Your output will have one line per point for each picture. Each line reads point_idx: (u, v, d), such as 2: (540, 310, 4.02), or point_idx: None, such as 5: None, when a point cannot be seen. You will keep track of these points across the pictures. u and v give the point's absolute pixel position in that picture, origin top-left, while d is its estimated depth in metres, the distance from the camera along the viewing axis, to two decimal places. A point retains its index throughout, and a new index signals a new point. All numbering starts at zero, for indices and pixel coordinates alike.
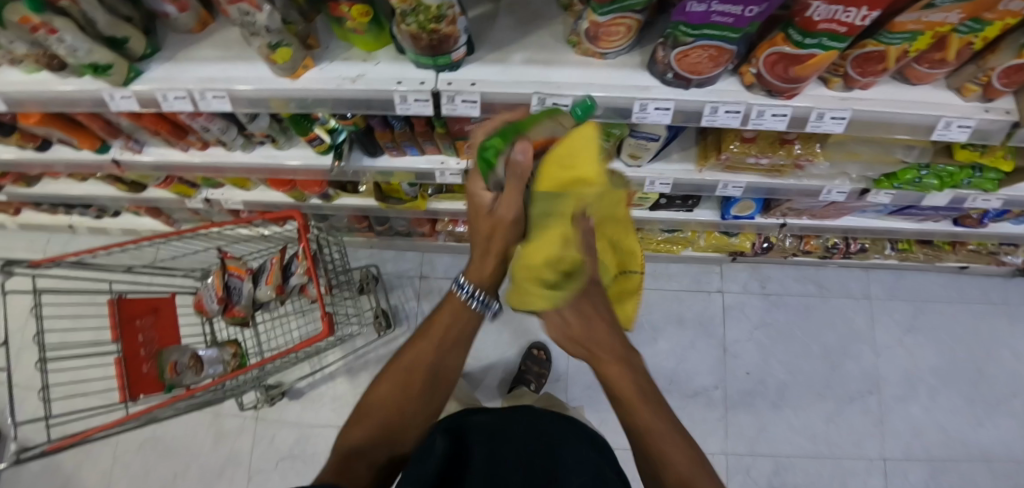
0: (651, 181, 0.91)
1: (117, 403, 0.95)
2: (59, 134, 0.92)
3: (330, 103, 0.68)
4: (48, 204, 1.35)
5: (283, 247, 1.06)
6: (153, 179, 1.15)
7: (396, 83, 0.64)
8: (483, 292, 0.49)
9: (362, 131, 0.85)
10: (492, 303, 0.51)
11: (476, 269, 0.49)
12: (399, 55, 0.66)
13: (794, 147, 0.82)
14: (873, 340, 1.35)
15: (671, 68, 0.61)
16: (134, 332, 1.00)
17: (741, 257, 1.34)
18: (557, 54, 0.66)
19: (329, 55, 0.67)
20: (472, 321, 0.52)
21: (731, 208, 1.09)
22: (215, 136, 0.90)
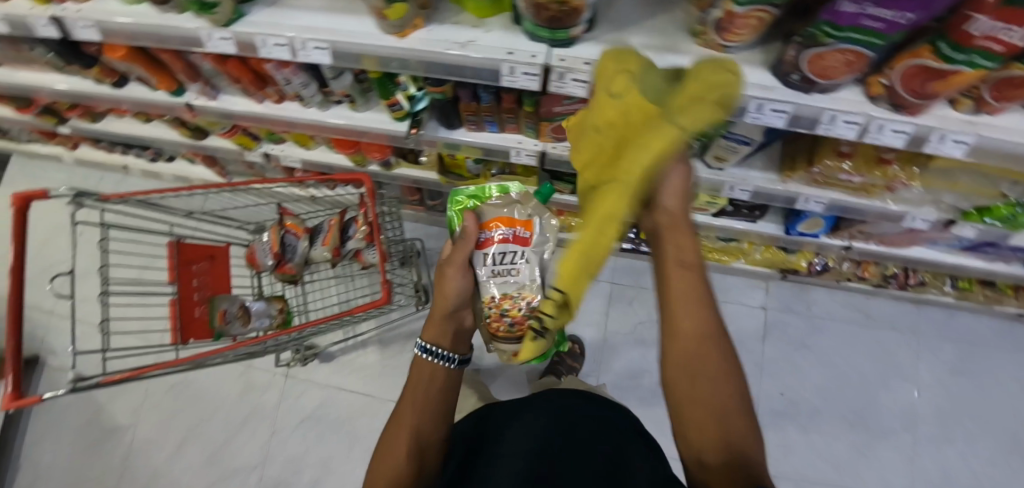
0: (730, 186, 0.89)
1: (170, 344, 0.95)
2: (140, 71, 0.92)
3: (431, 67, 0.66)
4: (107, 142, 1.37)
5: (343, 209, 1.06)
6: (218, 127, 1.15)
7: (507, 54, 0.62)
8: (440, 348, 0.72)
9: (447, 101, 0.83)
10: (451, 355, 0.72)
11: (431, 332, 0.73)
12: (512, 25, 0.64)
13: (891, 168, 0.79)
14: (915, 376, 1.29)
15: (800, 69, 0.59)
16: (189, 276, 1.01)
17: (792, 275, 1.31)
18: (676, 42, 0.64)
19: (440, 18, 0.65)
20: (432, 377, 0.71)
21: (798, 224, 1.06)
22: (294, 91, 0.90)
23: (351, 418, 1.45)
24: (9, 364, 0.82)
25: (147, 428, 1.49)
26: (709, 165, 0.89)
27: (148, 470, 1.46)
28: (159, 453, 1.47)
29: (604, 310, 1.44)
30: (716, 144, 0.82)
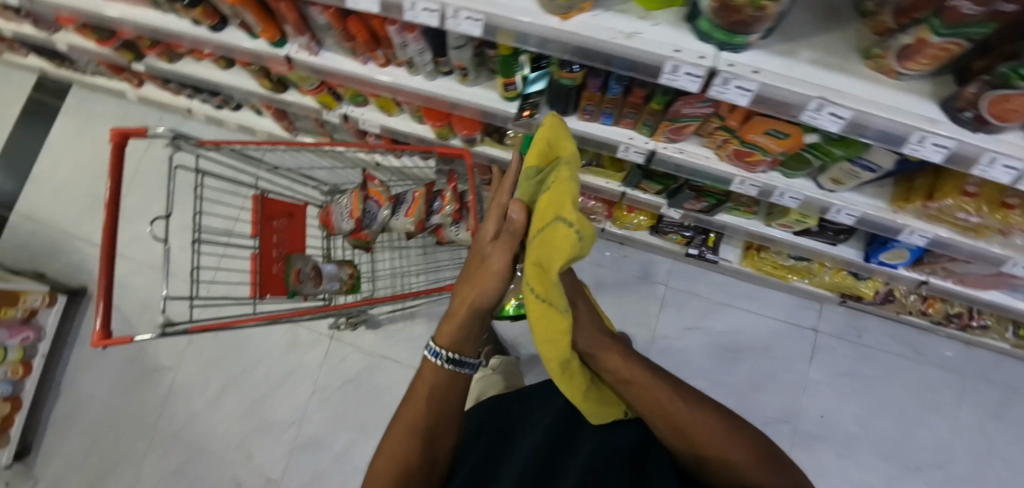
0: (837, 208, 0.88)
1: (249, 298, 0.95)
2: (248, 18, 0.89)
3: (584, 52, 0.64)
4: (176, 84, 1.34)
5: (430, 182, 1.04)
6: (307, 84, 1.11)
7: (673, 51, 0.60)
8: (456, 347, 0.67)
9: (572, 88, 0.80)
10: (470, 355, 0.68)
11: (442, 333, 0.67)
12: (680, 23, 0.62)
13: (1015, 214, 0.77)
14: (954, 417, 1.29)
15: (976, 108, 0.56)
16: (270, 231, 1.01)
17: (852, 301, 1.30)
18: (844, 61, 0.62)
19: (605, 4, 0.62)
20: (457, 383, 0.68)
21: (882, 253, 1.05)
22: (408, 56, 0.87)
23: (389, 387, 1.47)
24: (98, 296, 0.80)
25: (187, 372, 1.50)
26: (821, 187, 0.87)
27: (184, 412, 1.49)
28: (198, 397, 1.49)
29: (654, 312, 1.43)
30: (837, 167, 0.80)
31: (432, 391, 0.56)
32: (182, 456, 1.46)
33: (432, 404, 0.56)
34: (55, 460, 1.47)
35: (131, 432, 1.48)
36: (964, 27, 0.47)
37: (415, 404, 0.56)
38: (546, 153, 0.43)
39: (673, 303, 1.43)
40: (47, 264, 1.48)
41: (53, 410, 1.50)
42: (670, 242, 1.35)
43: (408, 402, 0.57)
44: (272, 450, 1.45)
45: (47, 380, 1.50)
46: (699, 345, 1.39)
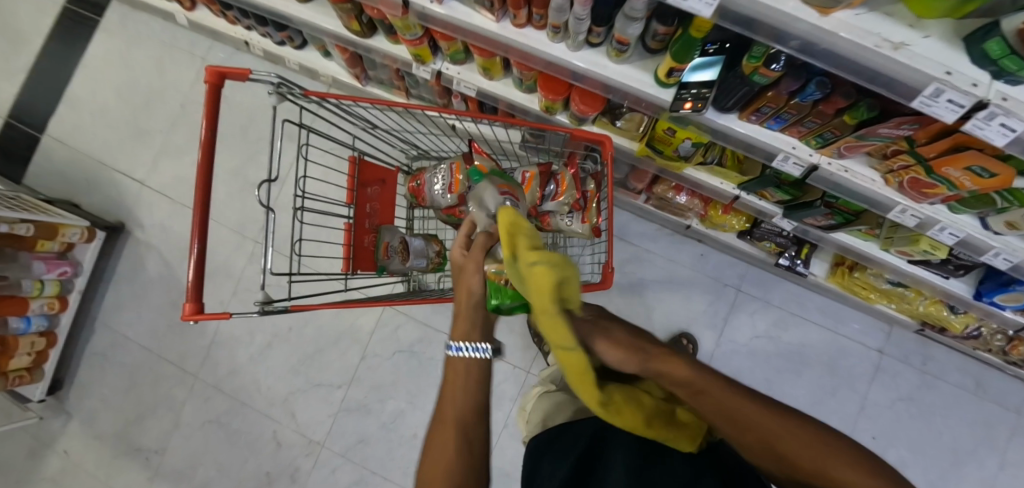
0: (996, 252, 0.80)
1: (341, 273, 0.86)
2: None
3: (826, 56, 0.54)
4: (237, 11, 1.18)
5: (544, 164, 0.94)
6: (410, 33, 0.95)
7: (945, 73, 0.49)
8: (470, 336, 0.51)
9: (757, 87, 0.69)
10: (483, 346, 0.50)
11: (459, 329, 0.51)
12: (952, 39, 0.52)
13: None
14: (1005, 453, 1.31)
15: None
16: (365, 200, 0.91)
17: (930, 329, 1.28)
18: None
19: (872, 3, 0.51)
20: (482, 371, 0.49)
21: (998, 294, 1.00)
22: (559, 22, 0.74)
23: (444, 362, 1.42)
24: (192, 267, 0.67)
25: (232, 323, 1.44)
26: (989, 227, 0.79)
27: (226, 363, 1.43)
28: (242, 349, 1.44)
29: (723, 315, 1.40)
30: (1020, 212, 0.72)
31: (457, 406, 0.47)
32: (222, 408, 1.41)
33: (460, 439, 0.44)
34: (88, 399, 1.42)
35: (170, 378, 1.42)
36: None
37: (441, 446, 0.44)
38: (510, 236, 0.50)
39: (743, 309, 1.40)
40: (84, 197, 1.44)
41: (86, 349, 1.43)
42: (761, 249, 1.28)
43: (429, 453, 0.45)
44: (318, 411, 1.41)
45: (82, 317, 1.43)
46: (765, 355, 1.38)
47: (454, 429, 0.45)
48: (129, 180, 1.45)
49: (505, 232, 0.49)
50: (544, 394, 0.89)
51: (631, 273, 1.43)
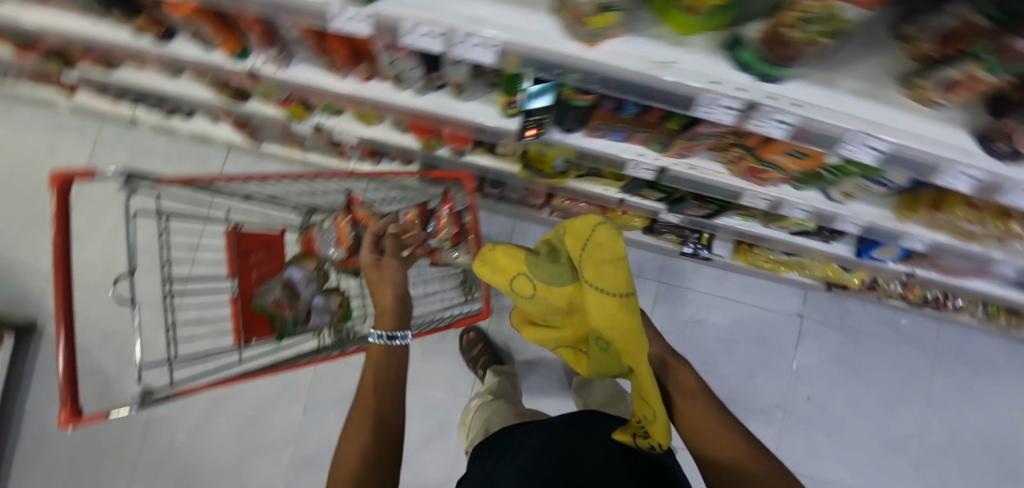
0: (845, 219, 0.87)
1: (234, 346, 0.87)
2: (202, 29, 0.76)
3: (614, 82, 0.58)
4: (116, 92, 1.16)
5: (421, 203, 0.97)
6: (272, 96, 0.99)
7: (709, 84, 0.55)
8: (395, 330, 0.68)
9: (585, 109, 0.73)
10: (397, 334, 0.67)
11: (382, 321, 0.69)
12: (716, 47, 0.55)
13: (1012, 222, 0.79)
14: (927, 390, 1.43)
15: (1011, 141, 0.55)
16: (249, 268, 0.91)
17: (838, 288, 1.36)
18: (883, 89, 0.57)
19: (634, 25, 0.54)
20: (395, 352, 0.67)
21: (873, 250, 1.08)
22: (395, 72, 0.78)
23: None
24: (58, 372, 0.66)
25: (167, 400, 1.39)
26: (829, 199, 0.85)
27: (166, 444, 1.39)
28: (181, 427, 1.40)
29: (649, 307, 1.45)
30: (851, 182, 0.79)
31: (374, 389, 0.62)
32: None
33: (371, 411, 0.59)
34: None
35: (108, 469, 1.37)
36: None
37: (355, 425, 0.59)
38: (580, 242, 0.63)
39: (668, 297, 1.45)
40: None
41: (15, 454, 1.37)
42: (665, 241, 1.34)
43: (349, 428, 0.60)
44: (269, 476, 1.39)
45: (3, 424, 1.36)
46: (696, 338, 1.43)
47: (363, 414, 0.59)
48: (36, 275, 1.40)
49: (581, 239, 0.62)
50: (487, 405, 1.14)
51: None
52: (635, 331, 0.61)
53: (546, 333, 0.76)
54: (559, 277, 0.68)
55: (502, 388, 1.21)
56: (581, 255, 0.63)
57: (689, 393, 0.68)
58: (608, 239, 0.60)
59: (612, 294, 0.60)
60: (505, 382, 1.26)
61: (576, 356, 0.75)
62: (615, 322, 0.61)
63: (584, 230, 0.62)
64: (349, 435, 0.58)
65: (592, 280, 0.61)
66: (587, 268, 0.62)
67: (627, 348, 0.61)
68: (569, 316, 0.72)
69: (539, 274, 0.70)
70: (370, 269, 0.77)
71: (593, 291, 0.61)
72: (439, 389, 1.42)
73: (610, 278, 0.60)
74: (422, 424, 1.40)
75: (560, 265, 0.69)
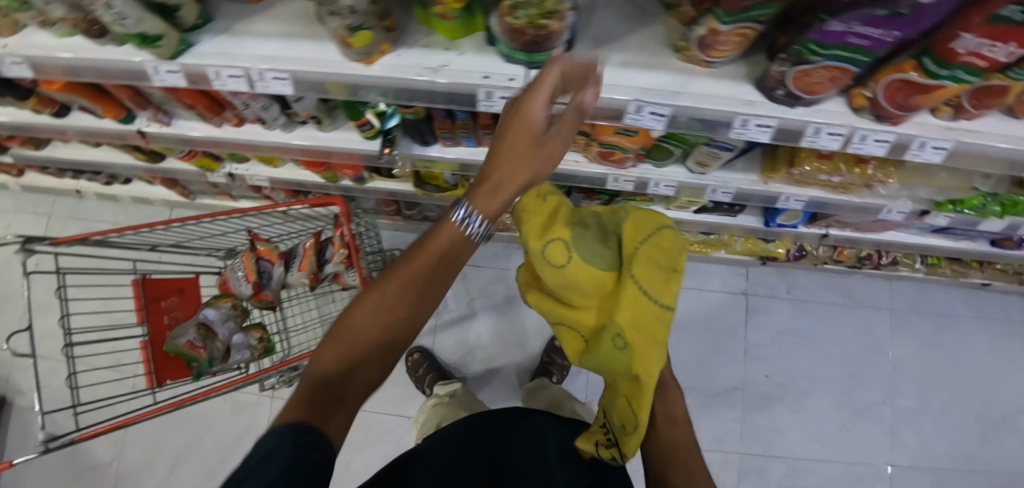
0: (713, 189, 0.88)
1: (145, 389, 0.92)
2: (82, 101, 0.84)
3: (405, 93, 0.63)
4: (54, 169, 1.25)
5: (317, 231, 1.02)
6: (176, 151, 1.06)
7: (482, 78, 0.59)
8: (485, 218, 0.43)
9: (421, 121, 0.81)
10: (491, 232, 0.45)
11: (485, 200, 0.42)
12: (486, 47, 0.60)
13: (869, 167, 0.79)
14: (891, 352, 1.38)
15: (784, 85, 0.57)
16: (159, 313, 0.97)
17: (772, 261, 1.35)
18: (658, 58, 0.61)
19: (408, 40, 0.61)
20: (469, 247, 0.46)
21: (778, 217, 1.08)
22: (255, 114, 0.84)
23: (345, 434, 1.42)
24: None
25: (132, 458, 1.41)
26: (691, 170, 0.88)
27: None
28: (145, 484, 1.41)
29: None
30: (699, 150, 0.81)
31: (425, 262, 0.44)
32: None
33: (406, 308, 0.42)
34: None
35: None
36: (746, 12, 0.49)
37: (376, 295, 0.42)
38: (641, 230, 0.45)
39: None
40: None
41: None
42: None
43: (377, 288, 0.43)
44: None
45: None
46: None
47: (397, 313, 0.42)
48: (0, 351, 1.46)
49: (638, 233, 0.45)
50: (433, 408, 1.21)
51: (491, 294, 1.49)
52: (659, 354, 0.41)
53: (546, 308, 0.52)
54: (596, 257, 0.46)
55: (453, 390, 1.25)
56: (641, 245, 0.44)
57: (674, 421, 0.52)
58: (669, 245, 0.44)
59: (651, 298, 0.41)
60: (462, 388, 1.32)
61: (567, 347, 0.51)
62: (642, 331, 0.41)
63: (647, 225, 0.45)
64: (368, 298, 0.43)
65: (638, 275, 0.42)
66: (636, 260, 0.43)
67: (639, 369, 0.41)
68: (581, 305, 0.47)
69: (574, 243, 0.46)
70: (535, 114, 0.39)
71: (633, 290, 0.41)
72: (393, 415, 1.43)
73: (659, 285, 0.42)
74: (378, 452, 1.39)
75: (604, 242, 0.48)
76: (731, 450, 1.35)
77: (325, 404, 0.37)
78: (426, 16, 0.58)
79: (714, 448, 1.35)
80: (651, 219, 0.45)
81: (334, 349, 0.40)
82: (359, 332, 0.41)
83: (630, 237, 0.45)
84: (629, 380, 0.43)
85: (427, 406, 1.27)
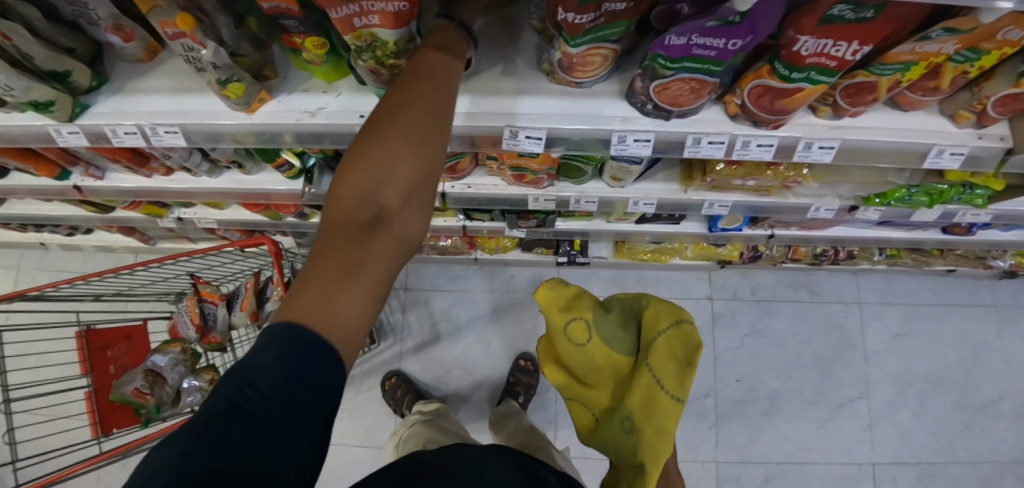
0: (634, 201, 0.88)
1: (90, 439, 0.93)
2: (14, 163, 0.88)
3: (289, 135, 0.64)
4: (16, 224, 1.30)
5: (257, 271, 1.03)
6: (120, 202, 1.10)
7: (359, 117, 0.60)
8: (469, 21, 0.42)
9: (330, 158, 0.83)
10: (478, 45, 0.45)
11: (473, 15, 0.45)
12: (361, 86, 0.62)
13: (781, 168, 0.78)
14: (863, 347, 1.42)
15: (651, 100, 0.57)
16: (105, 363, 0.98)
17: (730, 264, 1.34)
18: (531, 82, 0.62)
19: (288, 86, 0.63)
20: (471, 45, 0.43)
21: (719, 223, 1.04)
22: (178, 163, 0.87)
23: None
24: None
25: None
26: (610, 185, 0.87)
27: None
28: None
29: None
30: (609, 165, 0.81)
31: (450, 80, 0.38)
32: None
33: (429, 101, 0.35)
34: None
35: None
36: (594, 32, 0.50)
37: (402, 108, 0.34)
38: (659, 321, 0.55)
39: None
40: None
41: None
42: (539, 255, 1.36)
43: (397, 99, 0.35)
44: None
45: None
46: None
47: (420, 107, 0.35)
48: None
49: (659, 323, 0.55)
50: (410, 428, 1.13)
51: (455, 316, 1.49)
52: (664, 446, 0.50)
53: (565, 382, 0.63)
54: (616, 340, 0.58)
55: (425, 410, 1.22)
56: (657, 336, 0.54)
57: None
58: (687, 338, 0.52)
59: (665, 391, 0.51)
60: (443, 410, 1.25)
61: (583, 420, 0.64)
62: (650, 422, 0.52)
63: (664, 318, 0.55)
64: (388, 113, 0.34)
65: (654, 366, 0.52)
66: (654, 349, 0.53)
67: (646, 455, 0.51)
68: (599, 386, 0.60)
69: (595, 323, 0.59)
70: None
71: (648, 378, 0.52)
72: (363, 446, 1.41)
73: (671, 375, 0.52)
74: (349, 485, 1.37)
75: (625, 327, 0.59)
76: (707, 459, 1.36)
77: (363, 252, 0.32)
78: (300, 62, 0.61)
79: (691, 459, 1.35)
80: (671, 313, 0.55)
81: (359, 178, 0.32)
82: (391, 141, 0.33)
83: (648, 325, 0.56)
84: (636, 460, 0.53)
85: (404, 426, 1.20)
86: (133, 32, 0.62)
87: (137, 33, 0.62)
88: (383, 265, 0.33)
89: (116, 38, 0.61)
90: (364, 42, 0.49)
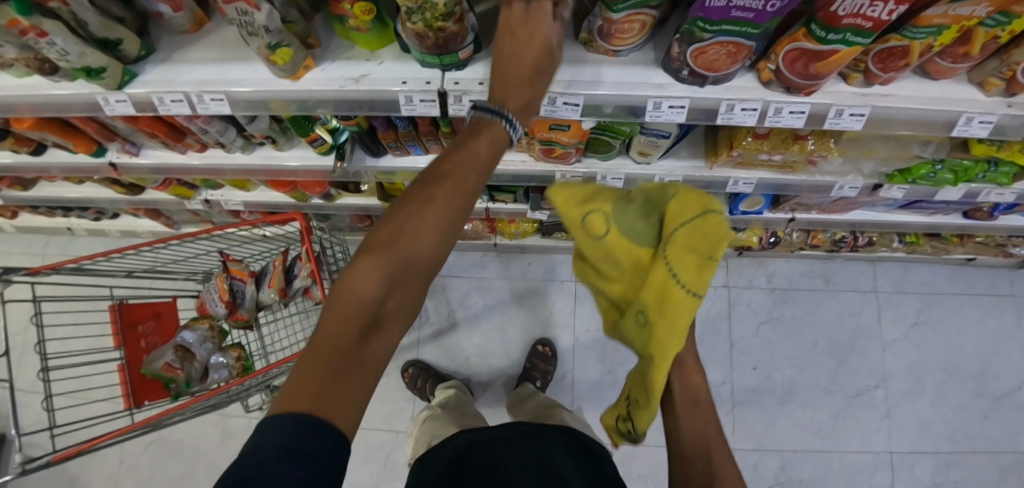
0: (660, 178, 0.89)
1: (122, 411, 0.94)
2: (54, 138, 0.90)
3: (331, 104, 0.66)
4: (45, 207, 1.33)
5: (286, 249, 1.05)
6: (151, 182, 1.13)
7: (400, 83, 0.62)
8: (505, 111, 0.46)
9: (363, 132, 0.84)
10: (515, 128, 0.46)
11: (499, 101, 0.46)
12: (403, 54, 0.64)
13: (807, 143, 0.79)
14: (880, 335, 1.42)
15: (687, 65, 0.59)
16: (136, 338, 1.00)
17: (748, 251, 1.34)
18: (567, 51, 0.64)
19: (331, 55, 0.65)
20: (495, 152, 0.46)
21: (740, 204, 1.06)
22: (214, 138, 0.89)
23: None
24: None
25: None
26: (637, 162, 0.89)
27: None
28: None
29: (571, 311, 1.49)
30: (637, 140, 0.82)
31: (470, 182, 0.42)
32: None
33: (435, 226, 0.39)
34: None
35: None
36: None
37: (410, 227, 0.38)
38: (686, 208, 0.43)
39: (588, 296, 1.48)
40: None
41: None
42: (558, 240, 1.37)
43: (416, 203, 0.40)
44: None
45: None
46: None
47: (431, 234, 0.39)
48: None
49: (686, 208, 0.43)
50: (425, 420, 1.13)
51: (472, 303, 1.51)
52: (677, 343, 0.43)
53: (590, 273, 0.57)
54: (637, 232, 0.47)
55: (442, 399, 1.23)
56: (682, 225, 0.42)
57: (692, 406, 0.50)
58: (714, 229, 0.40)
59: (682, 285, 0.42)
60: (458, 397, 1.24)
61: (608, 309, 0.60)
62: (664, 319, 0.43)
63: (691, 206, 0.42)
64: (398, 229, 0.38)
65: (670, 260, 0.42)
66: (672, 242, 0.42)
67: (654, 350, 0.44)
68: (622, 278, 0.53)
69: (614, 214, 0.48)
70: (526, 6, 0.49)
71: (663, 272, 0.43)
72: (381, 430, 1.42)
73: (692, 271, 0.41)
74: (368, 468, 1.38)
75: (649, 217, 0.47)
76: None
77: (360, 359, 0.34)
78: (344, 31, 0.63)
79: None
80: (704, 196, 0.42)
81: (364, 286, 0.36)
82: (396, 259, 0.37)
83: (673, 214, 0.43)
84: (647, 354, 0.47)
85: (420, 418, 1.21)
86: (182, 2, 0.64)
87: (185, 3, 0.65)
88: (378, 358, 0.36)
89: (166, 7, 0.63)
90: (415, 3, 0.50)
